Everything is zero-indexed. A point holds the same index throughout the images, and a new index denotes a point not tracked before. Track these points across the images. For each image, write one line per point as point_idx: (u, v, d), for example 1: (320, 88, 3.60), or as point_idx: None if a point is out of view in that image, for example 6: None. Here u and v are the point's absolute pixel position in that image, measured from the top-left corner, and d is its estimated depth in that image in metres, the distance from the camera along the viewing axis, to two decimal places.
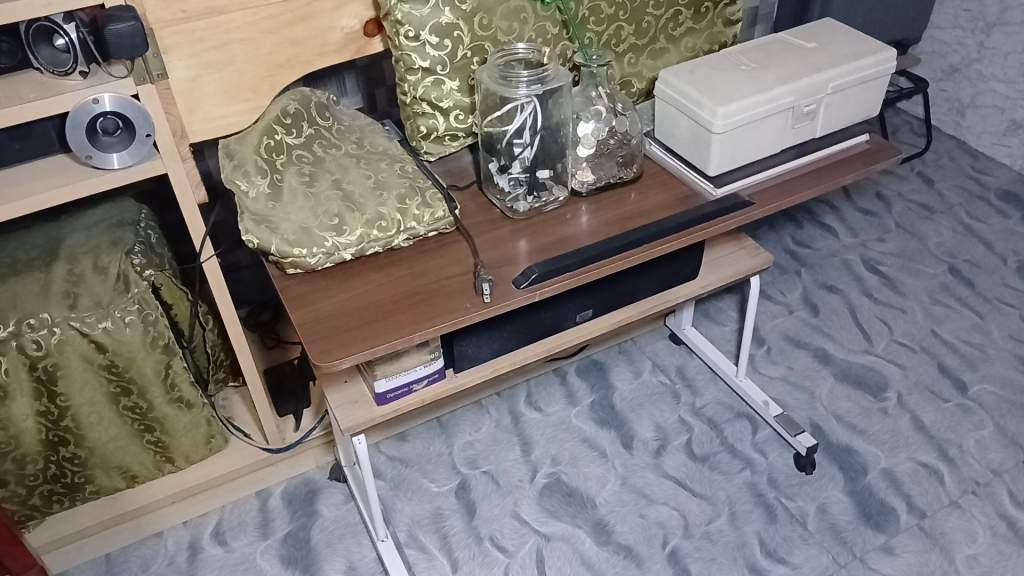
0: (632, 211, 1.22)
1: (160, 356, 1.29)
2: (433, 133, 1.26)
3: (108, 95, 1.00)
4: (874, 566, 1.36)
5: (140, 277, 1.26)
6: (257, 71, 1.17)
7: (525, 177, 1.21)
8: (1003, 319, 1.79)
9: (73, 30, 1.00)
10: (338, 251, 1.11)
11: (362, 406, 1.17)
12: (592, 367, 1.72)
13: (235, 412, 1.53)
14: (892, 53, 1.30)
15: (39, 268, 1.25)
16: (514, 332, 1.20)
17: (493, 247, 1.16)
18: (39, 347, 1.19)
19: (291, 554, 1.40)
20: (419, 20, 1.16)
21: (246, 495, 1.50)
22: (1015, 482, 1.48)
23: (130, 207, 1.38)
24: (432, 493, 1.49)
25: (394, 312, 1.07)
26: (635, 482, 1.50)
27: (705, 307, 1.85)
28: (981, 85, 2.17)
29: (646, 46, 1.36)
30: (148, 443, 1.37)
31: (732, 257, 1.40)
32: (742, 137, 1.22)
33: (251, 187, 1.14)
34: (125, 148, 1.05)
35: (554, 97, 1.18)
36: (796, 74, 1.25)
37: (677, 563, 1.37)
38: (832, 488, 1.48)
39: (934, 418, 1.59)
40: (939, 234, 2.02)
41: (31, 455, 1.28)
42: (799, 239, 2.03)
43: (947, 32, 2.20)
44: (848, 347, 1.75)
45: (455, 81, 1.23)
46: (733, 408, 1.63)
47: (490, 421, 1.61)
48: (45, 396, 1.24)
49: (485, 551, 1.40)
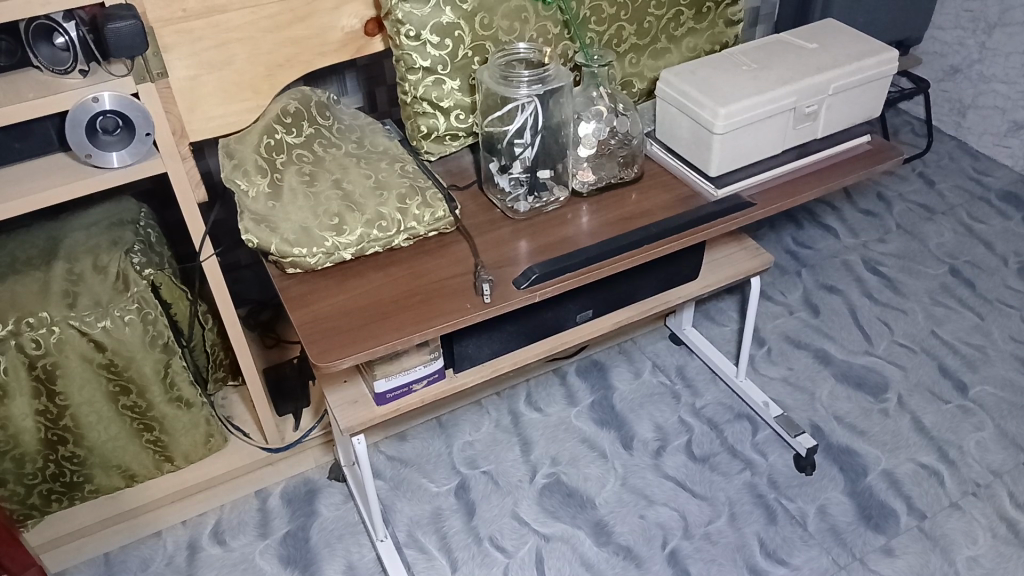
0: (633, 212, 1.22)
1: (160, 356, 1.29)
2: (433, 133, 1.26)
3: (108, 94, 1.00)
4: (874, 568, 1.36)
5: (139, 276, 1.26)
6: (258, 70, 1.16)
7: (526, 177, 1.21)
8: (1003, 320, 1.79)
9: (73, 29, 0.99)
10: (339, 250, 1.11)
11: (361, 406, 1.17)
12: (592, 367, 1.72)
13: (234, 412, 1.52)
14: (893, 54, 1.30)
15: (38, 267, 1.25)
16: (514, 333, 1.20)
17: (494, 248, 1.16)
18: (38, 347, 1.19)
19: (290, 554, 1.40)
20: (419, 19, 1.15)
21: (245, 494, 1.50)
22: (1016, 483, 1.48)
23: (129, 206, 1.38)
24: (431, 493, 1.49)
25: (395, 313, 1.06)
26: (635, 482, 1.50)
27: (705, 308, 1.85)
28: (982, 86, 2.17)
29: (647, 46, 1.36)
30: (147, 443, 1.36)
31: (732, 258, 1.40)
32: (744, 137, 1.22)
33: (251, 187, 1.14)
34: (124, 147, 1.04)
35: (555, 97, 1.18)
36: (797, 75, 1.25)
37: (677, 564, 1.37)
38: (833, 489, 1.48)
39: (934, 420, 1.59)
40: (939, 234, 2.01)
41: (29, 454, 1.28)
42: (799, 240, 2.03)
43: (948, 32, 2.19)
44: (849, 348, 1.75)
45: (456, 81, 1.23)
46: (734, 408, 1.63)
47: (489, 421, 1.61)
48: (44, 396, 1.24)
49: (485, 552, 1.39)
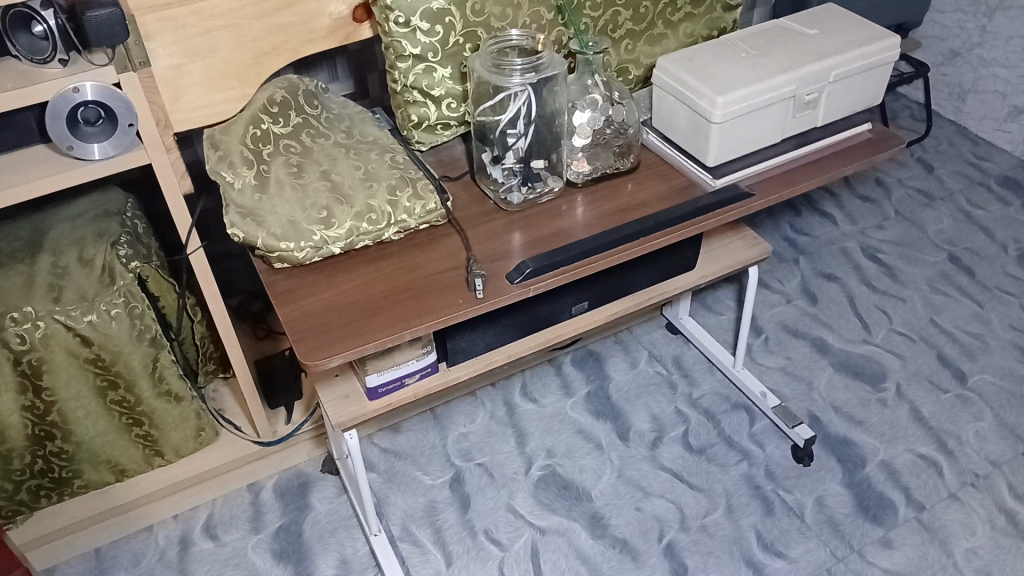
0: (629, 203, 1.19)
1: (148, 350, 1.27)
2: (425, 122, 1.23)
3: (90, 84, 0.97)
4: (872, 560, 1.35)
5: (125, 269, 1.24)
6: (243, 58, 1.13)
7: (519, 168, 1.18)
8: (1003, 308, 1.77)
9: (51, 17, 0.96)
10: (327, 245, 1.09)
11: (353, 401, 1.15)
12: (587, 357, 1.70)
13: (225, 405, 1.50)
14: (895, 40, 1.27)
15: (23, 260, 1.22)
16: (509, 326, 1.18)
17: (486, 241, 1.13)
18: (22, 342, 1.16)
19: (283, 548, 1.39)
20: (409, 6, 1.12)
21: (237, 489, 1.48)
22: (1015, 474, 1.46)
23: (116, 197, 1.36)
24: (425, 485, 1.47)
25: (384, 309, 1.04)
26: (631, 474, 1.48)
27: (703, 297, 1.83)
28: (982, 70, 2.14)
29: (643, 32, 1.33)
30: (136, 437, 1.34)
31: (730, 248, 1.38)
32: (743, 126, 1.19)
33: (237, 179, 1.10)
34: (107, 138, 1.02)
35: (549, 86, 1.15)
36: (797, 62, 1.22)
37: (674, 556, 1.36)
38: (830, 481, 1.46)
39: (933, 409, 1.58)
40: (938, 221, 1.99)
41: (17, 450, 1.26)
42: (797, 227, 2.00)
43: (948, 15, 2.16)
44: (847, 337, 1.73)
45: (447, 69, 1.20)
46: (731, 399, 1.62)
47: (484, 413, 1.59)
48: (30, 392, 1.22)
49: (480, 546, 1.38)
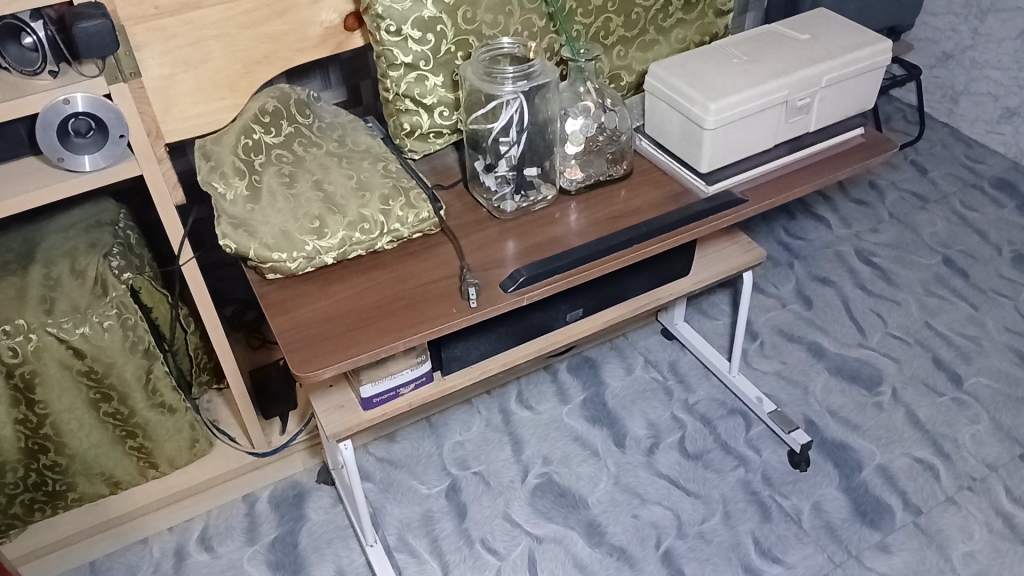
0: (623, 210, 1.19)
1: (141, 361, 1.26)
2: (417, 130, 1.23)
3: (80, 95, 0.96)
4: (870, 564, 1.35)
5: (118, 280, 1.23)
6: (234, 68, 1.13)
7: (512, 176, 1.18)
8: (998, 311, 1.77)
9: (40, 28, 0.96)
10: (319, 255, 1.08)
11: (347, 411, 1.14)
12: (583, 363, 1.70)
13: (220, 416, 1.50)
14: (887, 45, 1.27)
15: (15, 272, 1.22)
16: (503, 335, 1.18)
17: (480, 249, 1.13)
18: (14, 355, 1.16)
19: (278, 559, 1.38)
20: (400, 14, 1.12)
21: (232, 500, 1.47)
22: (1011, 477, 1.46)
23: (108, 208, 1.35)
24: (421, 495, 1.46)
25: (377, 319, 1.04)
26: (628, 481, 1.48)
27: (698, 302, 1.83)
28: (975, 72, 2.15)
29: (635, 38, 1.33)
30: (131, 449, 1.34)
31: (724, 253, 1.38)
32: (736, 132, 1.19)
33: (228, 190, 1.10)
34: (98, 149, 1.01)
35: (542, 93, 1.15)
36: (789, 67, 1.22)
37: (671, 564, 1.36)
38: (827, 485, 1.46)
39: (930, 413, 1.58)
40: (932, 223, 1.99)
41: (9, 464, 1.25)
42: (792, 231, 2.00)
43: (940, 18, 2.17)
44: (843, 340, 1.73)
45: (439, 77, 1.19)
46: (727, 404, 1.61)
47: (480, 420, 1.59)
48: (22, 404, 1.21)
49: (476, 554, 1.37)
